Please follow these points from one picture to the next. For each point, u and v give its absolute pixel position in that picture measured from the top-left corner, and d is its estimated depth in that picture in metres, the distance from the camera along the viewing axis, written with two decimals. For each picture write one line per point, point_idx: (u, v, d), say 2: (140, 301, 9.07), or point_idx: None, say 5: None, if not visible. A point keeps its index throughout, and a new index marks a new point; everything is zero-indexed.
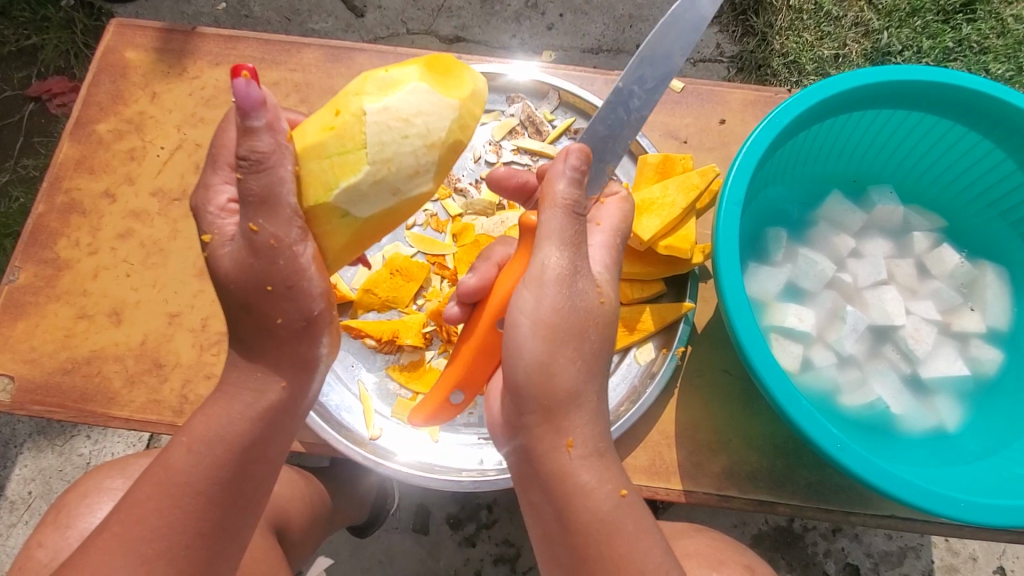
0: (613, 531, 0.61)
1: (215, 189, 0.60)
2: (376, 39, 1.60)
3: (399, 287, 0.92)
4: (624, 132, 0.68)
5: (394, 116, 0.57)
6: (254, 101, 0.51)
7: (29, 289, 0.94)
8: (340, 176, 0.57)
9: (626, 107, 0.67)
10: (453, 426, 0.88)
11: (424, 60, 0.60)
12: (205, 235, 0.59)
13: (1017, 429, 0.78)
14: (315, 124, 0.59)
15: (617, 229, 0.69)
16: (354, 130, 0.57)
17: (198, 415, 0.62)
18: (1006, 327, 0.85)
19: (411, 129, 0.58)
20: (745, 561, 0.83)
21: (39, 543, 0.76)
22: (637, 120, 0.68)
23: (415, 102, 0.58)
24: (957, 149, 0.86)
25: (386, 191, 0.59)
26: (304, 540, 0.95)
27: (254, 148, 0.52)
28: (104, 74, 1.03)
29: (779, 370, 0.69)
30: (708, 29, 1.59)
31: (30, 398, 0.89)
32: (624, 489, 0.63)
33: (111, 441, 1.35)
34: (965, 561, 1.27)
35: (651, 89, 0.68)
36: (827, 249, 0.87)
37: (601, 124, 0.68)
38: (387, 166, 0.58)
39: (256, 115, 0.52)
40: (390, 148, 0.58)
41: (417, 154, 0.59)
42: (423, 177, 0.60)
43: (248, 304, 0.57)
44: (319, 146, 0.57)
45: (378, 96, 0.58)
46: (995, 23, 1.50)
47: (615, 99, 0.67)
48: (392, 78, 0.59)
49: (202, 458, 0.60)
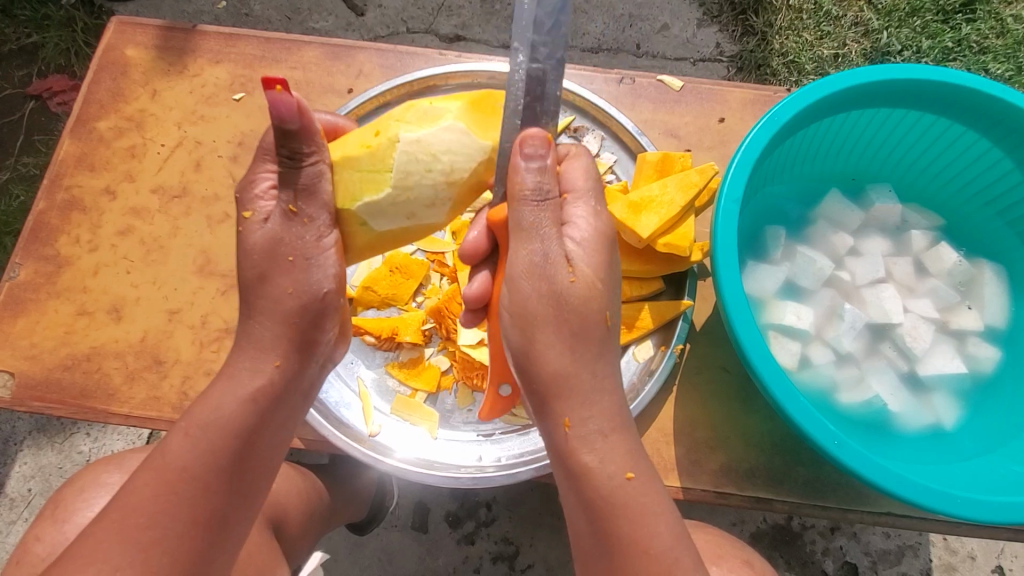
0: (619, 513, 0.60)
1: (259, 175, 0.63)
2: (376, 38, 1.60)
3: (399, 284, 0.92)
4: (548, 87, 0.60)
5: (424, 150, 0.63)
6: (292, 111, 0.55)
7: (29, 286, 0.94)
8: (365, 192, 0.63)
9: (536, 62, 0.59)
10: (453, 424, 0.89)
11: (471, 99, 0.65)
12: (245, 212, 0.63)
13: (1014, 427, 0.79)
14: (356, 138, 0.64)
15: (591, 194, 0.64)
16: (386, 155, 0.63)
17: (197, 404, 0.63)
18: (1003, 325, 0.85)
19: (436, 164, 0.63)
20: (744, 557, 0.83)
21: (39, 537, 0.76)
22: (555, 67, 0.60)
23: (448, 140, 0.63)
24: (956, 147, 0.86)
25: (402, 214, 0.66)
26: (303, 536, 0.96)
27: (295, 150, 0.59)
28: (105, 72, 1.03)
29: (777, 367, 0.70)
30: (708, 29, 1.59)
31: (30, 394, 0.89)
32: (633, 470, 0.61)
33: (111, 438, 1.35)
34: (963, 560, 1.27)
35: (550, 30, 0.59)
36: (825, 248, 0.88)
37: (519, 92, 0.60)
38: (407, 194, 0.64)
39: (290, 121, 0.56)
40: (413, 179, 0.64)
41: (437, 188, 0.64)
42: (438, 208, 0.66)
43: (265, 274, 0.63)
44: (352, 158, 0.63)
45: (416, 127, 0.63)
46: (994, 23, 1.50)
47: (520, 59, 0.60)
48: (435, 112, 0.64)
49: (199, 450, 0.60)
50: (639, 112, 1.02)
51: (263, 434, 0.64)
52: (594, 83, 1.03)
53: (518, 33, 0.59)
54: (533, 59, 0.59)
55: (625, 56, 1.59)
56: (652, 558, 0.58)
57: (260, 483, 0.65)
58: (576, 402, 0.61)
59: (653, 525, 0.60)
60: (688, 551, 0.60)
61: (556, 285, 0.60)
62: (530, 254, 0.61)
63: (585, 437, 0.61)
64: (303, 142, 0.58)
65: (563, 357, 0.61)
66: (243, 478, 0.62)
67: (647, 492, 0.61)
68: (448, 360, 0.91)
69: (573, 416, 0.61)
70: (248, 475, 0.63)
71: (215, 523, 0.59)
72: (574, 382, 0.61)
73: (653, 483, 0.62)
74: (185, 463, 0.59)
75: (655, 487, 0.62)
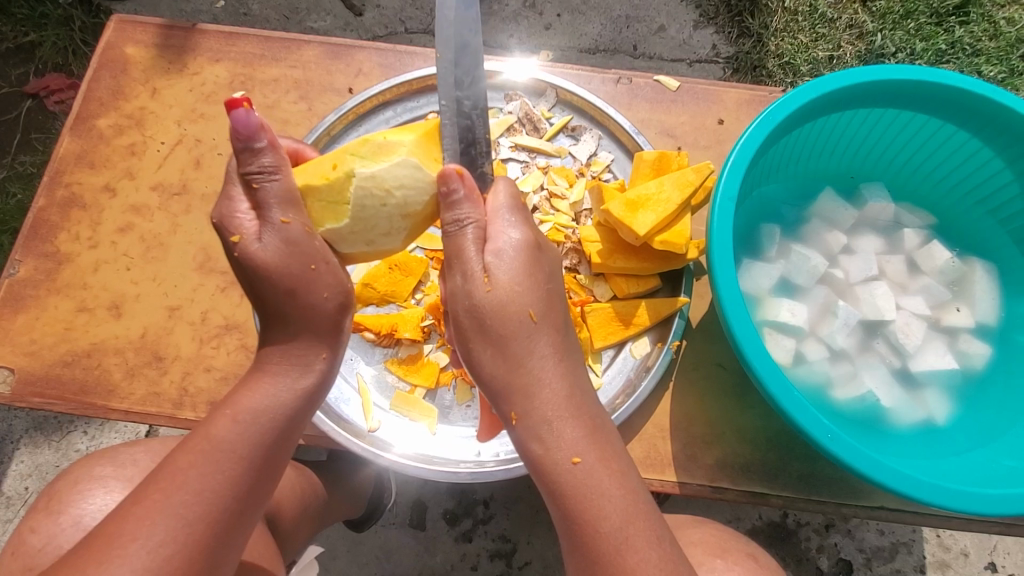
0: (567, 496, 0.60)
1: (236, 199, 0.61)
2: (375, 38, 1.61)
3: (397, 282, 0.93)
4: (479, 134, 0.67)
5: (379, 185, 0.65)
6: (250, 127, 0.57)
7: (29, 283, 0.95)
8: (327, 221, 0.65)
9: (464, 115, 0.65)
10: (450, 418, 0.90)
11: (423, 132, 0.68)
12: (232, 237, 0.60)
13: (1007, 423, 0.80)
14: (314, 168, 0.65)
15: (507, 209, 0.65)
16: (344, 187, 0.64)
17: (242, 390, 0.64)
18: (994, 322, 0.86)
19: (390, 198, 0.65)
20: (749, 552, 0.84)
21: (31, 527, 0.76)
22: (482, 114, 0.66)
23: (401, 175, 0.65)
24: (947, 147, 0.87)
25: (361, 242, 0.67)
26: (295, 530, 0.96)
27: (265, 165, 0.59)
28: (104, 70, 1.04)
29: (772, 362, 0.71)
30: (703, 30, 1.61)
31: (30, 390, 0.90)
32: (579, 456, 0.60)
33: (108, 435, 1.35)
34: (956, 557, 1.28)
35: (472, 88, 0.65)
36: (819, 246, 0.89)
37: (455, 142, 0.67)
38: (363, 224, 0.66)
39: (258, 138, 0.58)
40: (369, 212, 0.65)
41: (391, 220, 0.67)
42: (394, 236, 0.68)
43: (295, 289, 0.61)
44: (313, 188, 0.64)
45: (371, 162, 0.65)
46: (987, 25, 1.52)
47: (449, 115, 0.65)
48: (387, 146, 0.66)
49: (247, 431, 0.61)
50: (636, 112, 1.03)
51: (301, 421, 0.67)
52: (592, 82, 1.04)
53: (444, 93, 0.64)
54: (460, 113, 0.65)
55: (622, 57, 1.61)
56: (600, 538, 0.59)
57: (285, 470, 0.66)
58: (524, 409, 0.61)
59: (603, 507, 0.59)
60: (639, 529, 0.59)
61: (491, 303, 0.61)
62: (468, 274, 0.62)
63: (563, 415, 0.60)
64: (267, 158, 0.60)
65: (547, 356, 0.62)
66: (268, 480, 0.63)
67: (597, 475, 0.60)
68: (447, 356, 0.91)
69: (518, 409, 0.61)
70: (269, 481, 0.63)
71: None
72: (552, 378, 0.61)
73: (609, 462, 0.61)
74: (231, 446, 0.60)
75: (611, 467, 0.61)
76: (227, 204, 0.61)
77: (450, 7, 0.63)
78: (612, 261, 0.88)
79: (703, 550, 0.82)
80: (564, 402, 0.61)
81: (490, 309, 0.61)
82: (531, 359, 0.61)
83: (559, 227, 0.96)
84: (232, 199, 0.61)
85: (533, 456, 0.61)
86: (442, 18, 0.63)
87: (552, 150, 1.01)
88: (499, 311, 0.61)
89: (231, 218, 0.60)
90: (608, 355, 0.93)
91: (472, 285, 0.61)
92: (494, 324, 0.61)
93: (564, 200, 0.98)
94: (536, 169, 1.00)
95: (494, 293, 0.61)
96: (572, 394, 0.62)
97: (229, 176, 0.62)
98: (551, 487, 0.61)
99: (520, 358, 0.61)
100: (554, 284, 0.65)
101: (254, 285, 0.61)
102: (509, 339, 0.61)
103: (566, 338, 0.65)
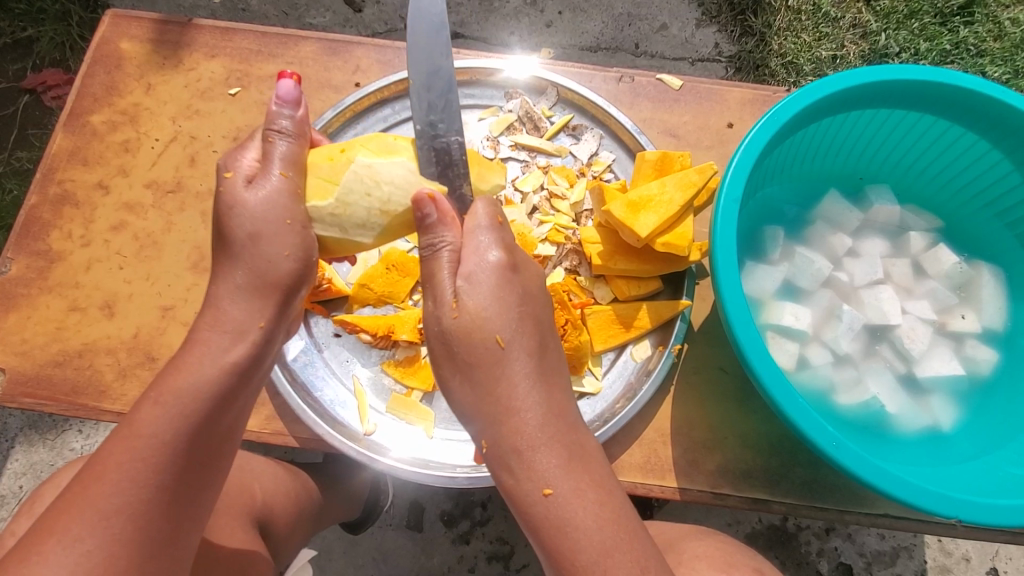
0: (541, 529, 0.58)
1: (248, 149, 0.66)
2: (374, 35, 1.60)
3: (394, 282, 0.91)
4: (456, 157, 0.67)
5: (372, 175, 0.65)
6: (290, 96, 0.65)
7: (21, 281, 0.93)
8: (312, 194, 0.65)
9: (438, 138, 0.66)
10: (447, 422, 0.88)
11: None
12: (227, 173, 0.64)
13: (1013, 429, 0.79)
14: (323, 149, 0.68)
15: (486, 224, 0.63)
16: (341, 170, 0.66)
17: (171, 369, 0.60)
18: (1001, 326, 0.85)
19: (376, 192, 0.65)
20: (756, 566, 0.82)
21: (16, 533, 0.75)
22: (457, 138, 0.67)
23: (396, 173, 0.66)
24: (954, 149, 0.86)
25: (336, 227, 0.66)
26: (291, 534, 0.94)
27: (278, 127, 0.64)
28: (98, 65, 1.02)
29: (777, 369, 0.69)
30: (706, 29, 1.59)
31: (22, 391, 0.88)
32: (550, 487, 0.58)
33: (103, 434, 1.33)
34: (957, 562, 1.27)
35: (443, 108, 0.66)
36: (823, 248, 0.87)
37: (430, 167, 0.67)
38: (343, 211, 0.65)
39: (285, 106, 0.65)
40: (353, 199, 0.65)
41: (370, 213, 0.66)
42: (369, 230, 0.67)
43: (258, 233, 0.61)
44: (314, 162, 0.66)
45: (374, 155, 0.67)
46: (992, 26, 1.50)
47: (423, 140, 0.66)
48: (394, 148, 0.68)
49: (171, 417, 0.57)
50: (638, 111, 1.01)
51: (239, 396, 0.62)
52: (594, 81, 1.02)
53: (416, 117, 0.66)
54: (435, 137, 0.66)
55: (624, 55, 1.59)
56: (577, 571, 0.56)
57: (221, 460, 0.63)
58: (492, 437, 0.60)
59: (578, 540, 0.57)
60: (617, 561, 0.56)
61: (457, 329, 0.60)
62: (438, 299, 0.62)
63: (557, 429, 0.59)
64: (284, 123, 0.65)
65: (517, 380, 0.60)
66: (194, 476, 0.59)
67: (570, 505, 0.57)
68: None
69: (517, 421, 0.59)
70: (198, 473, 0.59)
71: (183, 527, 0.58)
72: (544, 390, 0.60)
73: (584, 492, 0.58)
74: (151, 431, 0.56)
75: (586, 496, 0.58)
76: (238, 150, 0.66)
77: (419, 35, 0.66)
78: (614, 262, 0.87)
79: (708, 564, 0.80)
80: (538, 429, 0.59)
81: (482, 317, 0.60)
82: (513, 376, 0.60)
83: (559, 228, 0.95)
84: (244, 148, 0.66)
85: (506, 485, 0.60)
86: (413, 45, 0.66)
87: (553, 148, 0.99)
88: (466, 335, 0.60)
89: (235, 160, 0.65)
90: (608, 358, 0.91)
91: (441, 311, 0.61)
92: (462, 346, 0.60)
93: (564, 200, 0.96)
94: (536, 168, 0.99)
95: (461, 320, 0.60)
96: (549, 416, 0.60)
97: (256, 135, 0.68)
98: (527, 518, 0.59)
99: (490, 384, 0.60)
100: (528, 304, 0.63)
101: (238, 251, 0.62)
102: (499, 354, 0.60)
103: (544, 360, 0.62)
